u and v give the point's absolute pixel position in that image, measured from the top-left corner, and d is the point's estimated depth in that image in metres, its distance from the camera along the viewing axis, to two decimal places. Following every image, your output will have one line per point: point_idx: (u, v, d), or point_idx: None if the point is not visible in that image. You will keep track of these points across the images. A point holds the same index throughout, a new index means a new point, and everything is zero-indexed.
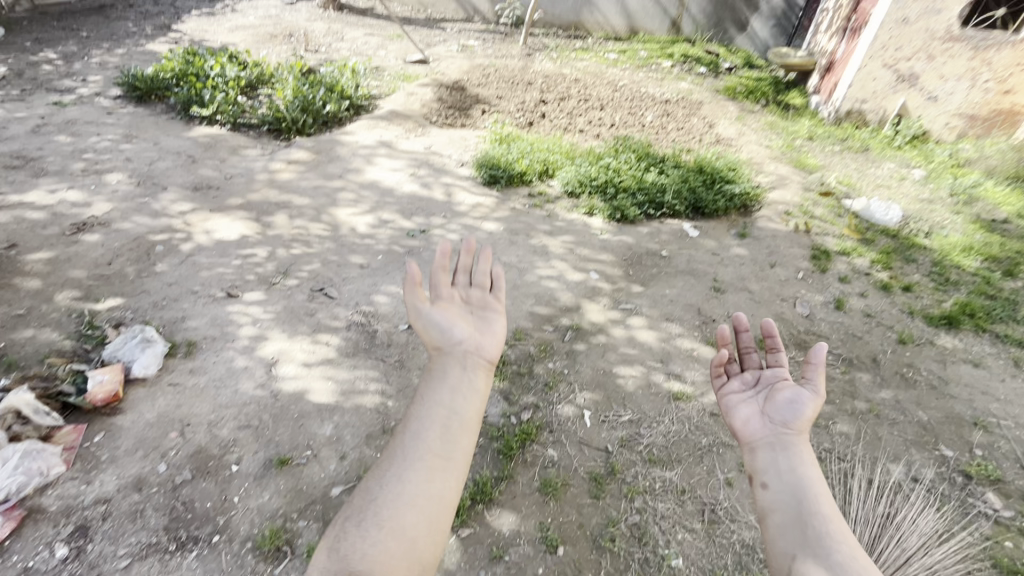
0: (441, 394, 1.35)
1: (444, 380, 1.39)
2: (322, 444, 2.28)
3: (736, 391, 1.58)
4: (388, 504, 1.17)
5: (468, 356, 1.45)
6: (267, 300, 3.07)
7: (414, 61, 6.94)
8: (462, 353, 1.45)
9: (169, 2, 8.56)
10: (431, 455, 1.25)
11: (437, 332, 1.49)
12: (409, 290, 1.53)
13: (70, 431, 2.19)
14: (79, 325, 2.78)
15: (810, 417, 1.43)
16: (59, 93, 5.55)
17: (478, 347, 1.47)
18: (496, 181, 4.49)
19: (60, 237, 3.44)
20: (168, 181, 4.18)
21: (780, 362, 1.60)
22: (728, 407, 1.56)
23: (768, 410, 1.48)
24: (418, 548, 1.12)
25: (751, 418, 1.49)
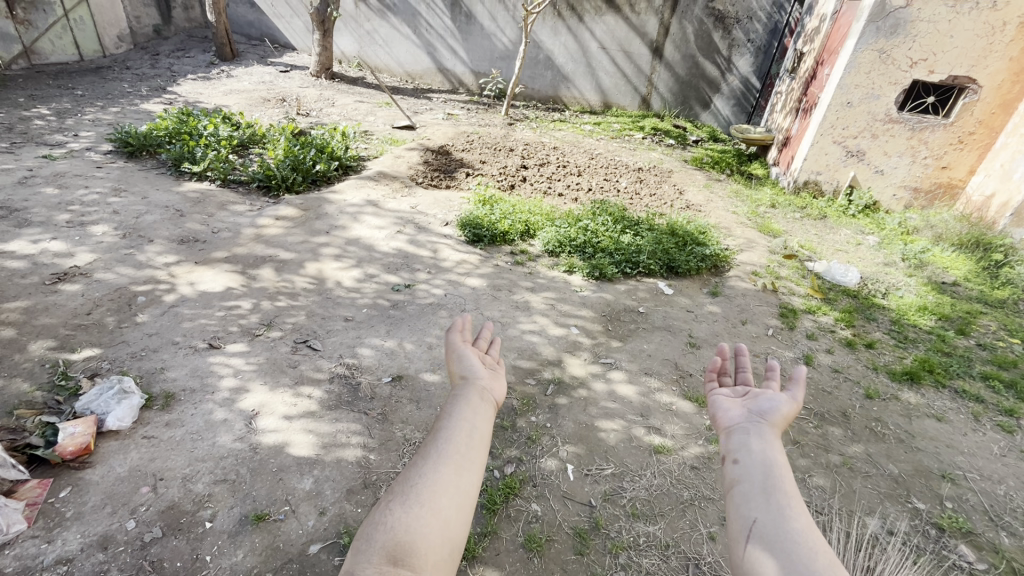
0: (460, 416, 1.44)
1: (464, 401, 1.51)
2: (301, 499, 2.22)
3: (725, 394, 1.75)
4: (426, 492, 1.21)
5: (482, 389, 1.58)
6: (249, 352, 3.06)
7: (401, 127, 7.31)
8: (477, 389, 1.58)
9: (166, 66, 8.94)
10: (459, 452, 1.33)
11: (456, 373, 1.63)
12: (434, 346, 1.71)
13: (35, 486, 2.10)
14: (52, 376, 2.72)
15: (785, 418, 1.58)
16: (49, 147, 5.65)
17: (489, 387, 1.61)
18: (480, 240, 4.68)
19: (40, 287, 3.41)
20: (155, 233, 4.22)
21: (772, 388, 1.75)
22: (716, 405, 1.72)
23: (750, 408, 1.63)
24: (452, 529, 1.18)
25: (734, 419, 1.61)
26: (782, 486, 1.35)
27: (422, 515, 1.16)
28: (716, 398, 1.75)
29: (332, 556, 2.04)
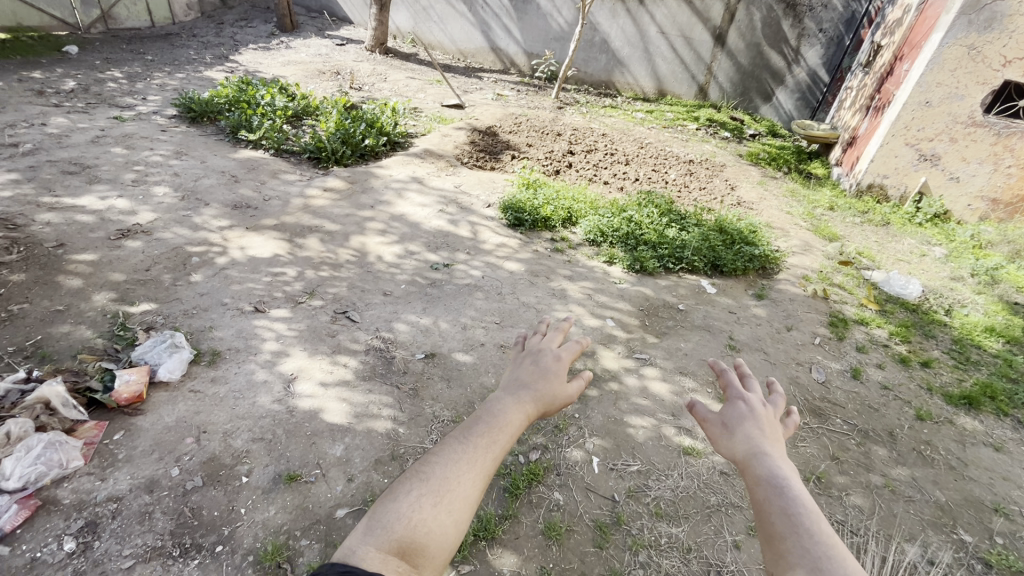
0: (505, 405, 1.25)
1: (518, 389, 1.33)
2: (332, 464, 2.30)
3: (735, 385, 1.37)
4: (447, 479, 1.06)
5: (547, 380, 1.37)
6: (291, 318, 3.16)
7: (450, 105, 7.31)
8: (544, 382, 1.37)
9: (230, 35, 9.22)
10: (500, 446, 1.15)
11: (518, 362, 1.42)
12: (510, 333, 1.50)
13: (92, 427, 2.26)
14: (113, 326, 2.89)
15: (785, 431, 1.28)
16: (120, 109, 5.94)
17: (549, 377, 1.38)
18: (521, 224, 4.65)
19: (105, 241, 3.62)
20: (211, 197, 4.40)
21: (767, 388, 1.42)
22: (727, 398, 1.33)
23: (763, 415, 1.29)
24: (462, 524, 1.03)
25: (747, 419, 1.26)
26: (815, 535, 0.94)
27: (443, 511, 1.02)
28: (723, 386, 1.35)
29: (357, 522, 2.10)
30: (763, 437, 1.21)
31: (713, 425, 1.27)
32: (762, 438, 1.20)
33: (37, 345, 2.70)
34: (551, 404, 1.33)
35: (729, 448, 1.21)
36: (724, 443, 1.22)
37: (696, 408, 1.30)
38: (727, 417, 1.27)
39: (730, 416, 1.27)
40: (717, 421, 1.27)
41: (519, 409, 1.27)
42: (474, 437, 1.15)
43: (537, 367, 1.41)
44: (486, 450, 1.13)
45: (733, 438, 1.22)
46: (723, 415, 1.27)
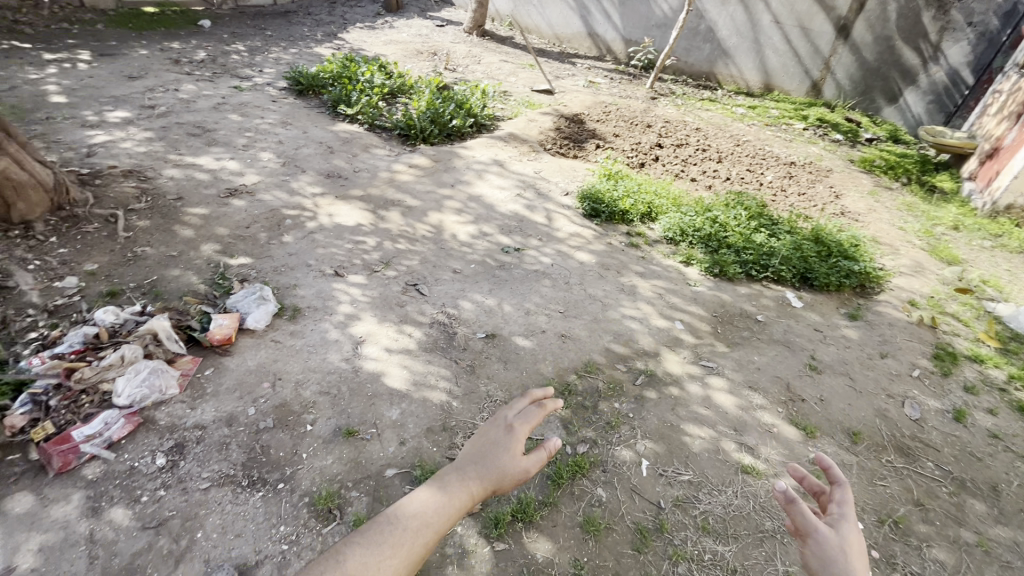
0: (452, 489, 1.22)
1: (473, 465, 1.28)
2: (387, 426, 2.42)
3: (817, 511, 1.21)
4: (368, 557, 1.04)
5: (504, 457, 1.31)
6: (366, 285, 3.34)
7: (540, 91, 7.27)
8: (501, 457, 1.32)
9: (340, 14, 9.76)
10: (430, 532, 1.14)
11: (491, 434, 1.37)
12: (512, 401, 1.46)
13: (188, 361, 2.54)
14: (214, 274, 3.22)
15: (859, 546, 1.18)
16: (239, 79, 6.52)
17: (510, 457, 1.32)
18: (597, 215, 4.55)
19: (216, 198, 4.02)
20: (308, 165, 4.72)
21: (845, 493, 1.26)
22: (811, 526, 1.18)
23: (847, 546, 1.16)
24: None
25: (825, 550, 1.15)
26: None
27: None
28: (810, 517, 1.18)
29: (404, 483, 2.21)
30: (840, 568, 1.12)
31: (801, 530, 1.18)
32: (858, 567, 1.12)
33: (153, 284, 3.08)
34: (503, 483, 1.29)
35: (817, 565, 1.14)
36: (813, 558, 1.15)
37: (790, 502, 1.19)
38: (821, 528, 1.17)
39: (825, 527, 1.17)
40: (810, 530, 1.17)
41: (463, 490, 1.23)
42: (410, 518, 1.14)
43: (499, 439, 1.35)
44: (414, 533, 1.12)
45: (818, 555, 1.15)
46: (816, 524, 1.17)
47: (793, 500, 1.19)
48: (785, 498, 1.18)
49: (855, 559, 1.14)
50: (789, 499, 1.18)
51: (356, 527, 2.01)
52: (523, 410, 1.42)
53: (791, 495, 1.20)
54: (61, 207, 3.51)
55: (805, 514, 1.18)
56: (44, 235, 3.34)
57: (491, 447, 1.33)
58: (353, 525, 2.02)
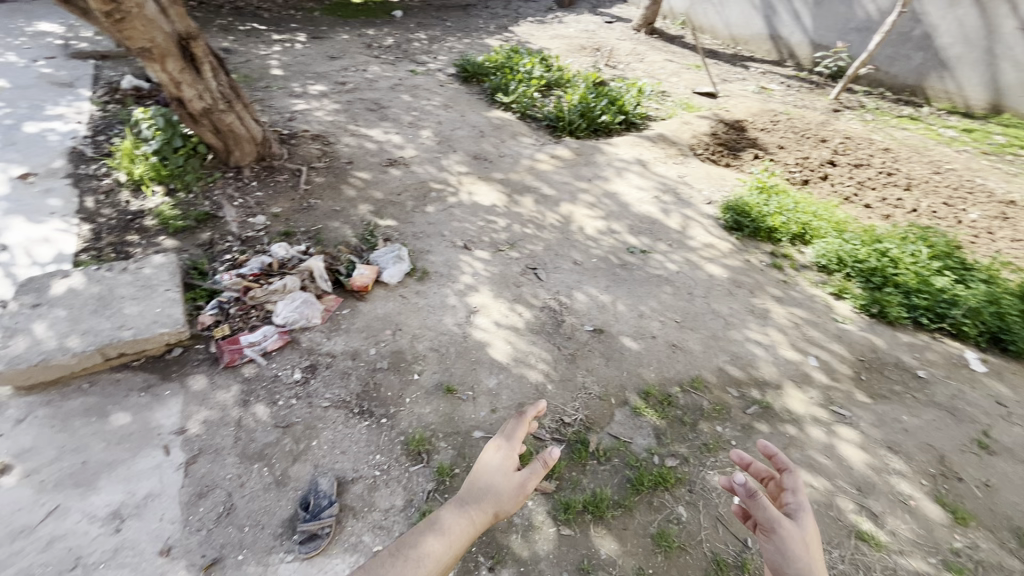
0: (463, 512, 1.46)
1: (478, 490, 1.53)
2: (483, 392, 2.56)
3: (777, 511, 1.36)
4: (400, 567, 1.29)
5: (502, 483, 1.56)
6: (489, 261, 3.53)
7: (701, 93, 6.89)
8: (503, 477, 1.57)
9: (515, 8, 10.23)
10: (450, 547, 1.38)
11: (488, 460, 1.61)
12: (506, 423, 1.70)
13: (332, 299, 2.96)
14: (365, 231, 3.67)
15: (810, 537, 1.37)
16: (416, 64, 7.22)
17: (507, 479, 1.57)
18: (739, 229, 4.22)
19: (378, 166, 4.55)
20: (459, 146, 5.09)
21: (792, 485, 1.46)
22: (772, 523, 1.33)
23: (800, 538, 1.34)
24: None
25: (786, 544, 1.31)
26: None
27: None
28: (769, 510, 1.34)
29: None
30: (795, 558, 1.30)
31: (762, 521, 1.35)
32: (812, 557, 1.30)
33: (318, 231, 3.61)
34: (508, 499, 1.53)
35: (778, 555, 1.31)
36: (774, 549, 1.32)
37: (754, 499, 1.34)
38: (781, 520, 1.34)
39: (787, 522, 1.34)
40: (770, 523, 1.34)
41: (472, 516, 1.47)
42: (440, 535, 1.39)
43: (498, 463, 1.60)
44: (439, 546, 1.36)
45: (780, 546, 1.32)
46: (777, 516, 1.34)
47: (757, 494, 1.34)
48: (749, 493, 1.34)
49: (807, 549, 1.33)
50: (752, 496, 1.34)
51: (438, 474, 2.18)
52: (512, 431, 1.67)
53: (756, 491, 1.34)
54: (263, 159, 4.29)
55: (767, 510, 1.33)
56: (249, 180, 4.11)
57: (494, 472, 1.58)
58: (436, 471, 2.20)
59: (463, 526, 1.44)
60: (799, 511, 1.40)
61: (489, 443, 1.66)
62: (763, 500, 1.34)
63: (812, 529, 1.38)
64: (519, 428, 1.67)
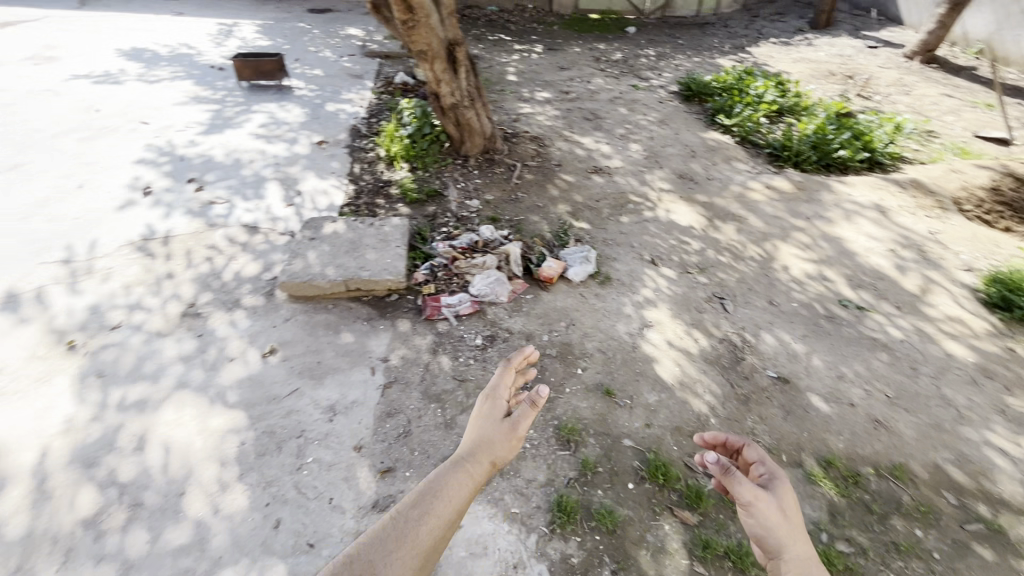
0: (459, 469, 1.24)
1: (471, 446, 1.32)
2: (641, 404, 2.55)
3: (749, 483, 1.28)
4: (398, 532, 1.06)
5: (498, 434, 1.36)
6: (674, 280, 3.45)
7: (986, 138, 5.59)
8: (492, 427, 1.38)
9: (758, 28, 9.60)
10: (455, 506, 1.16)
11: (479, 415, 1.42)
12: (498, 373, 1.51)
13: (520, 283, 3.24)
14: (560, 228, 3.91)
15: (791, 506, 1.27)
16: (640, 79, 7.31)
17: (499, 433, 1.37)
18: (1006, 309, 3.36)
19: (584, 172, 4.78)
20: (666, 163, 5.04)
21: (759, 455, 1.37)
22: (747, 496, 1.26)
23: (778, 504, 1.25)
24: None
25: (764, 509, 1.24)
26: None
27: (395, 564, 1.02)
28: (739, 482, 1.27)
29: (635, 459, 2.32)
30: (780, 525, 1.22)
31: (736, 499, 1.27)
32: (790, 523, 1.23)
33: (519, 221, 3.97)
34: (504, 446, 1.34)
35: (758, 528, 1.24)
36: (754, 523, 1.24)
37: (724, 473, 1.27)
38: (756, 489, 1.26)
39: (758, 490, 1.26)
40: (743, 499, 1.25)
41: (470, 472, 1.24)
42: (437, 497, 1.16)
43: (483, 418, 1.41)
44: (441, 505, 1.15)
45: (761, 517, 1.24)
46: (750, 488, 1.26)
47: (726, 468, 1.27)
48: (716, 468, 1.28)
49: (788, 517, 1.24)
50: (720, 470, 1.27)
51: (582, 466, 2.25)
52: (500, 381, 1.49)
53: (721, 468, 1.27)
54: (487, 151, 4.86)
55: (737, 485, 1.26)
56: (472, 168, 4.70)
57: (480, 426, 1.39)
58: (581, 463, 2.27)
59: (460, 484, 1.21)
60: (773, 484, 1.30)
61: (478, 400, 1.48)
62: (737, 474, 1.27)
63: (793, 498, 1.28)
64: (506, 378, 1.50)
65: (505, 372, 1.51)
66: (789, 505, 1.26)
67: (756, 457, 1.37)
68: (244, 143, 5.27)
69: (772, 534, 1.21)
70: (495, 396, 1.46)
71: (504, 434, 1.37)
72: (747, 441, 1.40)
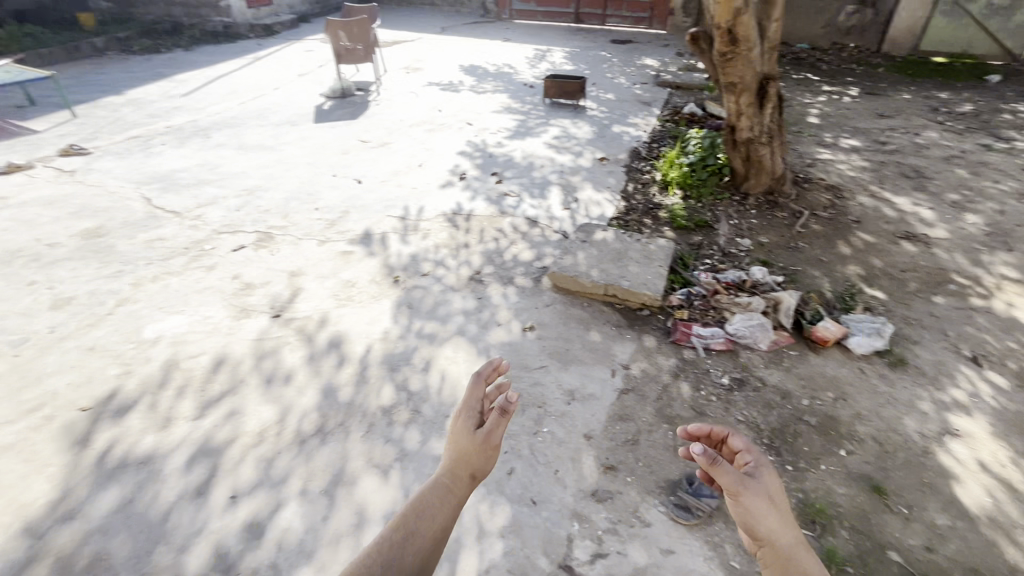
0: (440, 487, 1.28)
1: (451, 464, 1.34)
2: (921, 521, 2.07)
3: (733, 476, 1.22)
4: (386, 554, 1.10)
5: (479, 450, 1.35)
6: (1005, 391, 2.67)
7: None
8: (471, 438, 1.37)
9: None
10: (442, 527, 1.21)
11: (458, 429, 1.40)
12: (474, 385, 1.46)
13: (785, 336, 2.96)
14: (845, 291, 3.42)
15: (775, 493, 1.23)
16: (996, 139, 5.81)
17: (478, 446, 1.36)
18: None
19: (890, 235, 4.06)
20: (1020, 246, 3.91)
21: (744, 447, 1.32)
22: (733, 487, 1.21)
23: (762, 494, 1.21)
24: None
25: (747, 494, 1.20)
26: None
27: None
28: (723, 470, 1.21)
29: None
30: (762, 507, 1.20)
31: (729, 490, 1.20)
32: (776, 516, 1.18)
33: (795, 271, 3.61)
34: (488, 460, 1.34)
35: (744, 518, 1.19)
36: (740, 516, 1.20)
37: (715, 463, 1.20)
38: (745, 478, 1.21)
39: (745, 482, 1.21)
40: (737, 491, 1.20)
41: (451, 493, 1.28)
42: (418, 519, 1.21)
43: (465, 427, 1.39)
44: (425, 527, 1.19)
45: (756, 512, 1.18)
46: (737, 478, 1.20)
47: (716, 457, 1.21)
48: (709, 459, 1.20)
49: (774, 504, 1.21)
50: (712, 461, 1.19)
51: (825, 556, 1.96)
52: (476, 391, 1.45)
53: (710, 458, 1.20)
54: (771, 193, 4.55)
55: (728, 476, 1.20)
56: (750, 207, 4.46)
57: (463, 438, 1.39)
58: (825, 551, 1.98)
59: (442, 502, 1.26)
60: (764, 479, 1.25)
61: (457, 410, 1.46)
62: (724, 466, 1.20)
63: (778, 488, 1.24)
64: (481, 386, 1.45)
65: (483, 379, 1.45)
66: (781, 500, 1.22)
67: (742, 452, 1.31)
68: (539, 150, 6.05)
69: (767, 528, 1.17)
70: (470, 407, 1.43)
71: (480, 447, 1.36)
72: (731, 430, 1.35)
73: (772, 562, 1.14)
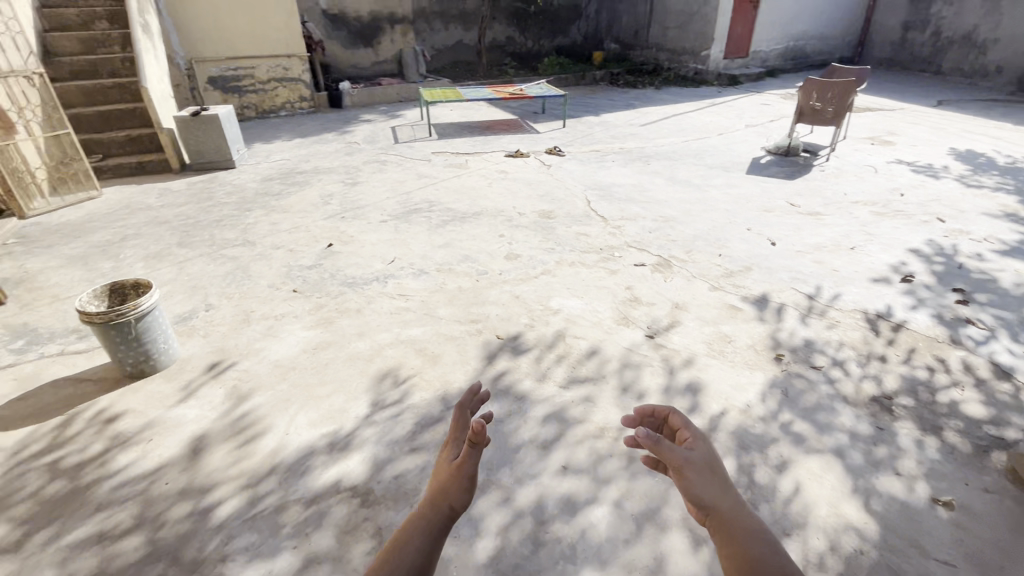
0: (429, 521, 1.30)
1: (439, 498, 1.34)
2: None
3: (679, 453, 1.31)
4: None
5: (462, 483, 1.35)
6: None
7: None
8: (449, 471, 1.38)
9: None
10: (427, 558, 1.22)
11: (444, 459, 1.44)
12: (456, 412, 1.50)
13: None
14: None
15: (715, 461, 1.33)
16: None
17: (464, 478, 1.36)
18: None
19: None
20: None
21: (688, 429, 1.40)
22: (680, 462, 1.29)
23: (702, 464, 1.31)
24: None
25: (695, 465, 1.29)
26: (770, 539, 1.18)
27: None
28: (670, 450, 1.30)
29: None
30: (707, 474, 1.29)
31: (674, 463, 1.29)
32: (715, 486, 1.27)
33: None
34: (464, 490, 1.33)
35: (692, 491, 1.26)
36: (688, 488, 1.27)
37: (657, 445, 1.28)
38: (683, 454, 1.30)
39: (692, 460, 1.30)
40: (681, 465, 1.29)
41: (434, 528, 1.28)
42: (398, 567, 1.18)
43: (442, 463, 1.40)
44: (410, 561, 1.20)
45: (700, 484, 1.26)
46: (683, 453, 1.30)
47: (660, 438, 1.30)
48: (652, 441, 1.28)
49: (713, 473, 1.30)
50: (656, 443, 1.28)
51: None
52: (458, 422, 1.48)
53: (655, 441, 1.29)
54: None
55: (673, 452, 1.29)
56: None
57: (444, 474, 1.39)
58: None
59: (424, 532, 1.27)
60: (703, 454, 1.34)
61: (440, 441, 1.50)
62: (667, 444, 1.29)
63: (716, 457, 1.35)
64: (460, 415, 1.49)
65: (465, 403, 1.50)
66: (722, 477, 1.31)
67: (685, 430, 1.40)
68: None
69: (712, 499, 1.24)
70: (454, 439, 1.46)
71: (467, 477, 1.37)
72: (671, 409, 1.44)
73: (718, 524, 1.21)
